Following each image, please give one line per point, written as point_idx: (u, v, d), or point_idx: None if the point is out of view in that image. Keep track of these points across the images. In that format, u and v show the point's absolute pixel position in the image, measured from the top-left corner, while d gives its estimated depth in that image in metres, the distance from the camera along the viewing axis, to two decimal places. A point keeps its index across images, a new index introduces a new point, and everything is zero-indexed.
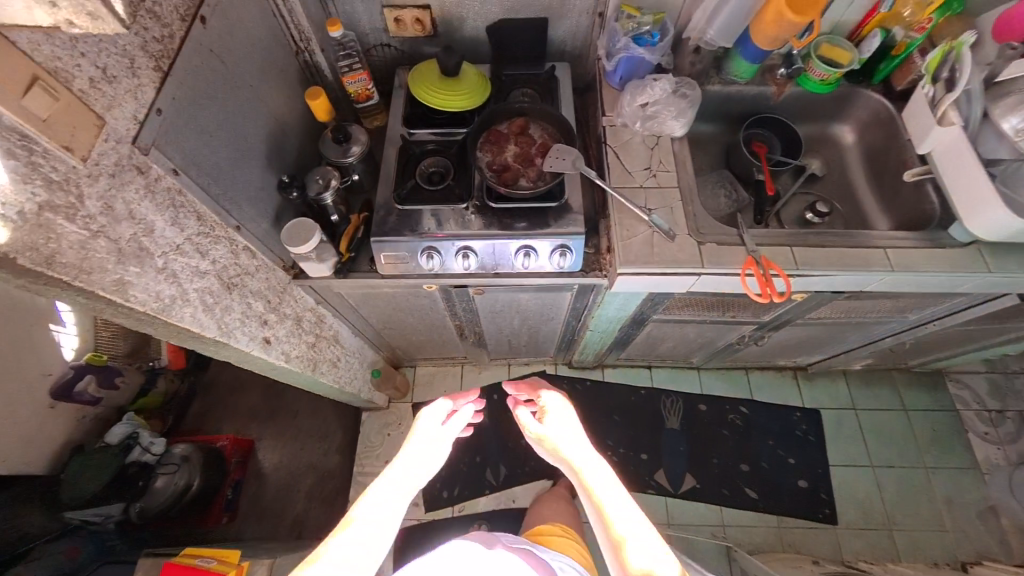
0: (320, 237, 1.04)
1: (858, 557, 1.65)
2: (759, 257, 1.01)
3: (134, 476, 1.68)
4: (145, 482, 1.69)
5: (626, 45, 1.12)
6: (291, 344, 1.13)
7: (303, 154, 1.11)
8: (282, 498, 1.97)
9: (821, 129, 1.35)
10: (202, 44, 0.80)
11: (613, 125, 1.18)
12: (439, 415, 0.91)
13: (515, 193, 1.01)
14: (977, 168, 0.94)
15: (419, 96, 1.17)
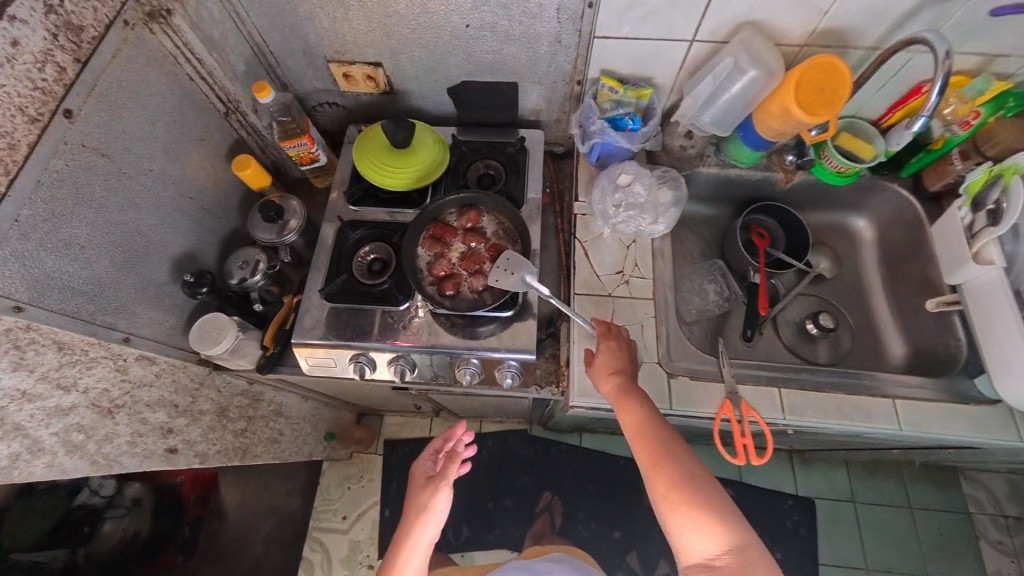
0: (236, 335, 0.93)
1: None
2: (738, 400, 0.85)
3: (78, 520, 1.50)
4: (90, 527, 1.51)
5: (601, 128, 0.97)
6: (208, 442, 1.02)
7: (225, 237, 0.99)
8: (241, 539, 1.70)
9: (835, 217, 1.17)
10: (67, 143, 0.68)
11: (584, 214, 1.03)
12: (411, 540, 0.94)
13: (453, 308, 0.87)
14: (1016, 324, 0.77)
15: (367, 172, 1.04)
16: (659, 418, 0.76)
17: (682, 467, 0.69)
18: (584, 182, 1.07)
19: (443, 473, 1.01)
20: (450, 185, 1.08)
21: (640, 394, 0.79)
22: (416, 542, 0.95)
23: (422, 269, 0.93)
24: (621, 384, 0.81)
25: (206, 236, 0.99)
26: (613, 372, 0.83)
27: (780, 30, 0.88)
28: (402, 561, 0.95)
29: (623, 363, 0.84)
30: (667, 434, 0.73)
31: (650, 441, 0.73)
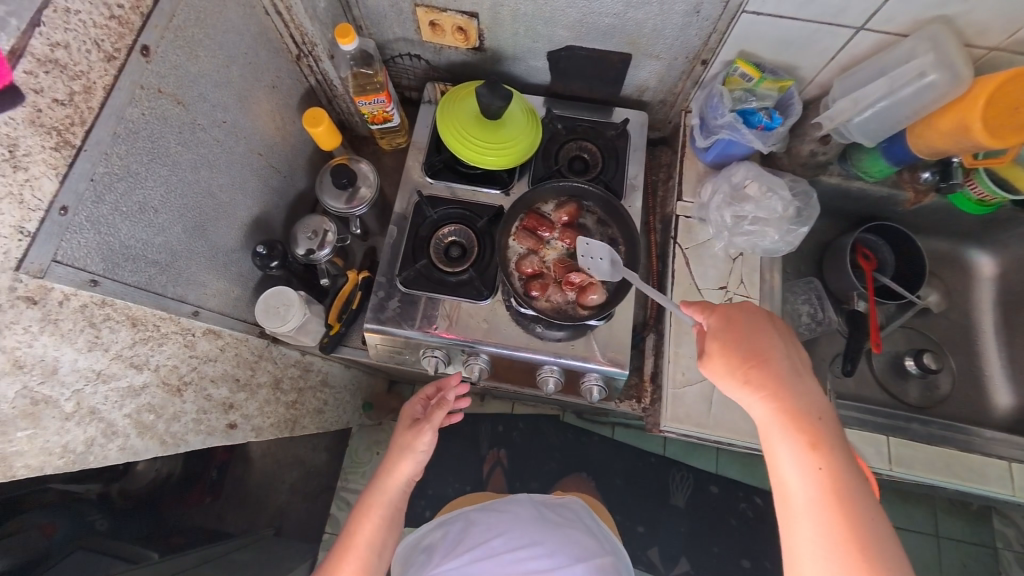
0: (304, 313, 0.86)
1: None
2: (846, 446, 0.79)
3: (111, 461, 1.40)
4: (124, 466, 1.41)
5: (730, 124, 0.85)
6: (264, 415, 0.97)
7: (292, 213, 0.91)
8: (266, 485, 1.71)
9: (951, 246, 1.07)
10: (143, 87, 0.57)
11: (687, 218, 0.94)
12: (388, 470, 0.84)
13: (538, 312, 0.78)
14: None
15: (451, 144, 0.92)
16: (828, 489, 0.51)
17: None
18: (690, 180, 0.96)
19: (428, 415, 0.87)
20: (540, 168, 0.97)
21: (797, 437, 0.54)
22: (394, 482, 0.84)
23: (510, 263, 0.84)
24: (773, 419, 0.56)
25: (271, 197, 0.89)
26: (750, 394, 0.58)
27: (980, 28, 0.73)
28: (377, 500, 0.83)
29: (770, 382, 0.57)
30: (835, 518, 0.50)
31: (795, 519, 0.52)
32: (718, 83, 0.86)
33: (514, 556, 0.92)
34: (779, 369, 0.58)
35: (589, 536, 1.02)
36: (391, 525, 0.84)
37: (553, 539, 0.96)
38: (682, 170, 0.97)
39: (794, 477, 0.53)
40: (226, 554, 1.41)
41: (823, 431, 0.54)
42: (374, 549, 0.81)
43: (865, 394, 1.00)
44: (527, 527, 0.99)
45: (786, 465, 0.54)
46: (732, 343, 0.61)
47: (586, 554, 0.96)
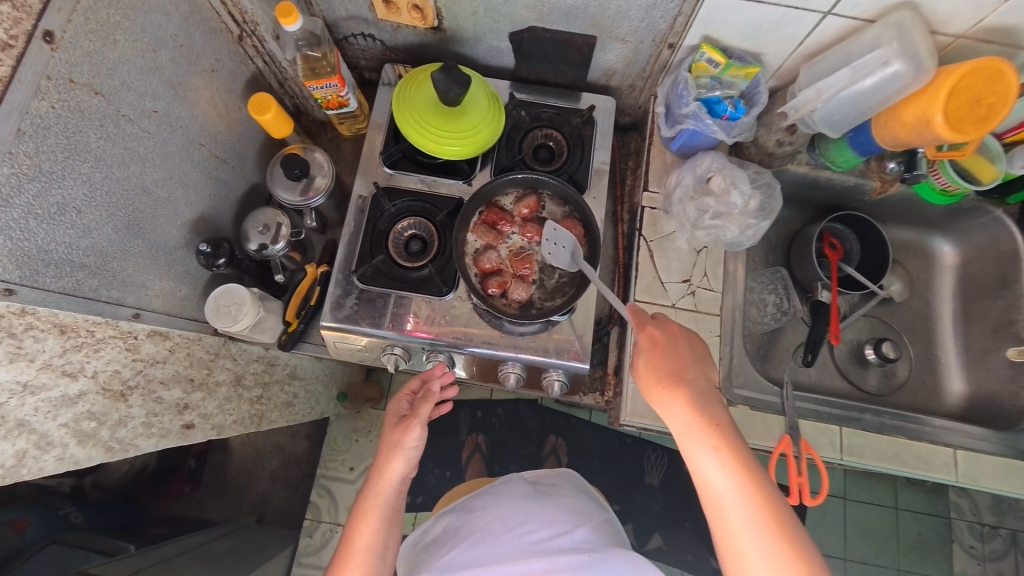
0: (257, 312, 0.83)
1: None
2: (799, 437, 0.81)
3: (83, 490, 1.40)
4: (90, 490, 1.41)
5: (694, 113, 0.83)
6: (225, 413, 0.96)
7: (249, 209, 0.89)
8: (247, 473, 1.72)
9: (914, 235, 1.08)
10: (50, 78, 0.52)
11: (652, 210, 0.92)
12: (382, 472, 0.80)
13: (492, 309, 0.76)
14: None
15: (409, 133, 0.88)
16: (742, 486, 0.56)
17: (769, 558, 0.53)
18: (656, 169, 0.93)
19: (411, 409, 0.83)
20: (503, 157, 0.94)
21: (711, 441, 0.59)
22: (387, 481, 0.79)
23: (467, 258, 0.82)
24: (696, 423, 0.60)
25: (216, 189, 0.86)
26: (672, 405, 0.63)
27: (946, 14, 0.71)
28: (372, 502, 0.79)
29: (688, 394, 0.62)
30: (749, 508, 0.55)
31: (722, 511, 0.57)
32: (684, 70, 0.83)
33: (514, 541, 0.83)
34: (692, 384, 0.64)
35: (589, 508, 0.94)
36: (392, 525, 0.80)
37: (548, 511, 0.89)
38: (648, 158, 0.94)
39: (714, 476, 0.58)
40: (203, 545, 1.39)
41: (731, 432, 0.60)
42: (376, 552, 0.77)
43: (826, 383, 1.01)
44: (519, 505, 0.90)
45: (706, 464, 0.59)
46: (650, 355, 0.67)
47: (586, 522, 0.88)
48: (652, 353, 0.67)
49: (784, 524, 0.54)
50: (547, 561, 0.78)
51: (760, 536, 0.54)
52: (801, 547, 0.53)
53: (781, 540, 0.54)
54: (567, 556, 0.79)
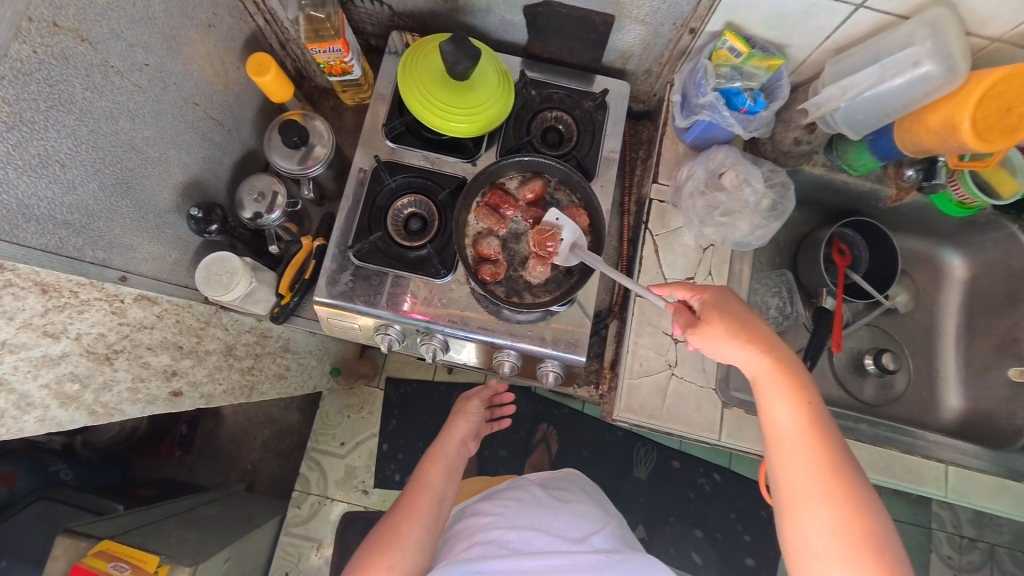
0: (249, 282, 0.81)
1: None
2: None
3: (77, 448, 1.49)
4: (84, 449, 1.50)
5: (710, 104, 0.79)
6: (214, 383, 0.95)
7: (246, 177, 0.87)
8: (238, 440, 1.74)
9: (925, 246, 1.06)
10: (32, 19, 0.49)
11: (661, 203, 0.89)
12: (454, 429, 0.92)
13: (489, 295, 0.74)
14: None
15: (414, 107, 0.85)
16: (811, 428, 0.56)
17: (835, 501, 0.52)
18: (667, 161, 0.90)
19: (469, 403, 0.97)
20: (510, 138, 0.91)
21: (785, 384, 0.58)
22: (453, 436, 0.90)
23: (466, 240, 0.79)
24: (774, 365, 0.59)
25: (210, 152, 0.83)
26: (743, 350, 0.61)
27: (984, 14, 0.67)
28: (439, 451, 0.87)
29: (764, 342, 0.61)
30: (818, 452, 0.55)
31: (788, 453, 0.56)
32: (704, 58, 0.80)
33: (534, 544, 0.79)
34: (767, 333, 0.62)
35: (598, 514, 0.91)
36: (453, 476, 0.86)
37: (562, 519, 0.86)
38: (660, 148, 0.91)
39: (783, 417, 0.57)
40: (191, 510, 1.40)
41: (806, 379, 0.59)
42: (437, 497, 0.81)
43: (823, 391, 1.00)
44: (535, 511, 0.86)
45: (777, 406, 0.58)
46: (719, 304, 0.65)
47: (599, 530, 0.86)
48: (723, 302, 0.65)
49: (850, 470, 0.54)
50: (568, 559, 0.77)
51: (824, 478, 0.53)
52: (864, 497, 0.52)
53: (848, 487, 0.52)
54: (587, 555, 0.78)
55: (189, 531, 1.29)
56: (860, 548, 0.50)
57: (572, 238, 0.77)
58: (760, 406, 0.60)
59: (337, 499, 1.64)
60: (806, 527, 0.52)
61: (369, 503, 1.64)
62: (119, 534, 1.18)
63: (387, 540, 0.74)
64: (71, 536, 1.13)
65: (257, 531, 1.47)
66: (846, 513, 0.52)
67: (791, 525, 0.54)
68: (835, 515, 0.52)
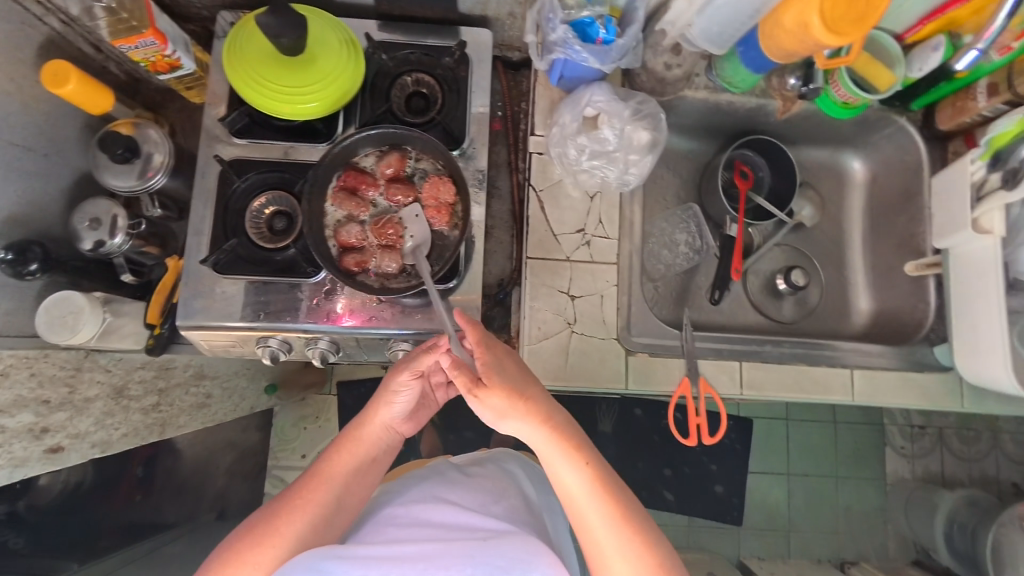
0: (101, 317, 0.75)
1: (753, 556, 1.64)
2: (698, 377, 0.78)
3: None
4: None
5: (564, 39, 0.73)
6: (106, 430, 0.88)
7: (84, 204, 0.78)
8: None
9: (825, 156, 1.04)
10: None
11: (540, 155, 0.84)
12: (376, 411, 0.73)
13: (354, 286, 0.68)
14: (997, 313, 0.74)
15: (248, 94, 0.76)
16: (596, 486, 0.59)
17: (632, 551, 0.58)
18: (542, 109, 0.85)
19: (399, 374, 0.72)
20: (369, 111, 0.83)
21: (568, 447, 0.61)
22: (368, 423, 0.72)
23: (327, 231, 0.73)
24: (554, 434, 0.60)
25: (28, 183, 0.74)
26: (523, 423, 0.60)
27: None
28: (347, 440, 0.71)
29: (539, 410, 0.61)
30: (603, 504, 0.59)
31: (580, 514, 0.60)
32: None
33: (414, 523, 0.61)
34: (543, 397, 0.62)
35: (517, 489, 0.72)
36: (360, 472, 0.70)
37: (462, 494, 0.66)
38: (534, 97, 0.85)
39: (570, 481, 0.60)
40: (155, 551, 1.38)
41: (580, 436, 0.62)
42: (328, 498, 0.66)
43: (739, 318, 1.00)
44: (434, 484, 0.68)
45: (564, 471, 0.60)
46: (486, 374, 0.61)
47: (508, 507, 0.66)
48: (491, 371, 0.61)
49: (634, 516, 0.60)
50: (438, 545, 0.56)
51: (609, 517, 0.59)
52: (650, 534, 0.60)
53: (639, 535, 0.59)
54: (462, 541, 0.56)
55: None
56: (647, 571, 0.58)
57: (418, 237, 0.73)
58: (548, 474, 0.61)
59: None
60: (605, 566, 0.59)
61: None
62: None
63: (257, 530, 0.62)
64: None
65: None
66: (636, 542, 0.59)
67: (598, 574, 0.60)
68: (629, 564, 0.58)
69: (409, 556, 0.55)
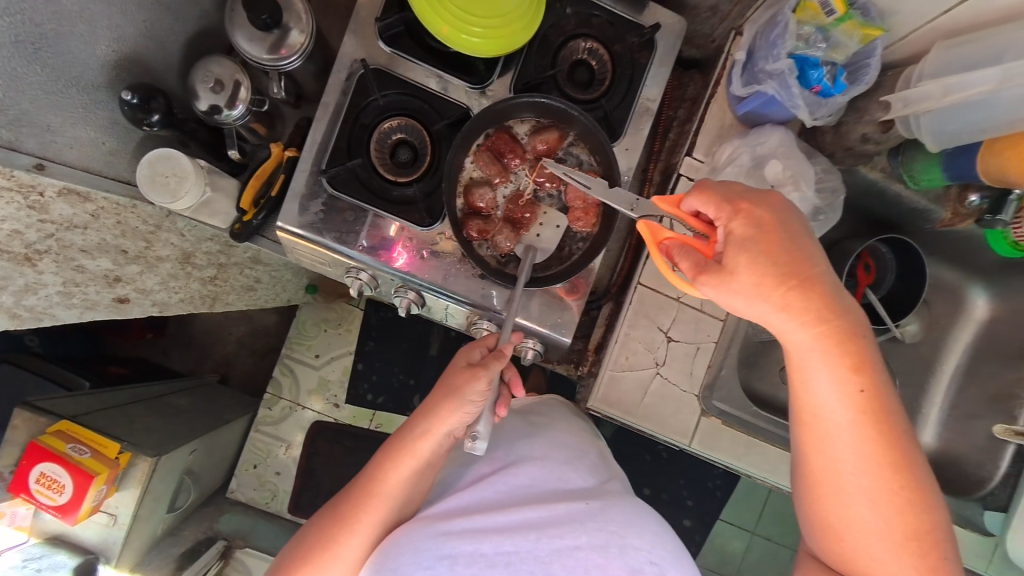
0: (204, 189, 0.70)
1: None
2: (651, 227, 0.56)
3: None
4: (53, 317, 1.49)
5: (779, 73, 0.64)
6: (168, 292, 0.88)
7: (205, 58, 0.70)
8: (214, 333, 1.75)
9: (958, 277, 0.97)
10: None
11: (689, 181, 0.78)
12: (434, 419, 0.63)
13: (471, 259, 0.65)
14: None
15: (417, 4, 0.67)
16: (895, 513, 0.49)
17: (918, 564, 0.49)
18: (708, 132, 0.77)
19: (470, 386, 0.62)
20: (531, 68, 0.74)
21: (838, 359, 0.47)
22: (430, 434, 0.63)
23: (458, 186, 0.68)
24: (867, 450, 0.48)
25: (154, 16, 0.66)
26: (857, 437, 0.48)
27: None
28: (407, 451, 0.64)
29: (881, 428, 0.48)
30: (901, 539, 0.49)
31: (847, 499, 0.50)
32: (788, 9, 0.62)
33: (507, 487, 0.65)
34: (823, 280, 0.47)
35: (585, 447, 0.78)
36: (425, 476, 0.66)
37: (538, 449, 0.71)
38: (703, 114, 0.77)
39: (870, 515, 0.49)
40: (161, 397, 1.44)
41: (868, 351, 0.47)
42: (399, 502, 0.63)
43: None
44: (507, 441, 0.74)
45: (822, 393, 0.48)
46: (760, 280, 0.47)
47: (590, 469, 0.72)
48: (825, 339, 0.47)
49: (928, 538, 0.49)
50: (545, 509, 0.60)
51: (874, 476, 0.48)
52: (943, 544, 0.49)
53: (925, 561, 0.49)
54: (564, 503, 0.61)
55: (152, 418, 1.31)
56: (917, 553, 0.49)
57: (552, 231, 0.68)
58: (820, 441, 0.50)
59: (309, 407, 1.66)
60: (870, 565, 0.50)
61: (340, 417, 1.67)
62: (82, 414, 1.18)
63: (314, 552, 0.61)
64: (31, 409, 1.11)
65: (226, 429, 1.49)
66: (884, 506, 0.49)
67: None
68: None
69: (524, 520, 0.59)
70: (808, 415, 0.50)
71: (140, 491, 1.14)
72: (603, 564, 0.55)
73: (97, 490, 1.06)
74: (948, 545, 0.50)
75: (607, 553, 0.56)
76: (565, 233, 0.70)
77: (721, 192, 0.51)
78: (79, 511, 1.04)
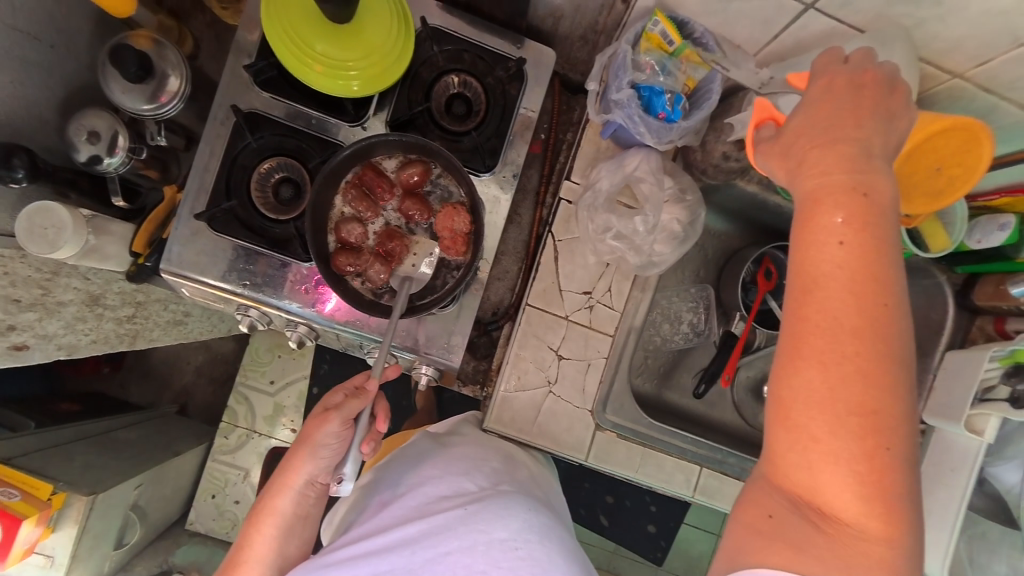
0: (85, 237, 0.72)
1: None
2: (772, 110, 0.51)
3: None
4: None
5: (621, 102, 0.68)
6: (75, 334, 0.89)
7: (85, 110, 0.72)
8: (170, 363, 1.76)
9: None
10: None
11: (569, 203, 0.81)
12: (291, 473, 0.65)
13: (343, 295, 0.66)
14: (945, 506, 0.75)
15: (282, 55, 0.69)
16: (852, 402, 0.37)
17: (867, 479, 0.37)
18: (585, 156, 0.81)
19: (318, 431, 0.63)
20: (404, 104, 0.77)
21: (845, 202, 0.39)
22: (288, 485, 0.65)
23: (328, 224, 0.70)
24: (843, 313, 0.38)
25: (28, 76, 0.69)
26: (838, 291, 0.38)
27: (944, 43, 0.55)
28: (268, 510, 0.65)
29: (868, 294, 0.38)
30: (855, 440, 0.37)
31: (800, 364, 0.39)
32: (626, 43, 0.66)
33: (400, 509, 0.66)
34: (873, 143, 0.41)
35: (489, 453, 0.75)
36: (297, 529, 0.67)
37: (432, 467, 0.71)
38: (580, 139, 0.81)
39: (820, 388, 0.38)
40: (108, 432, 1.44)
41: (886, 209, 0.39)
42: (272, 561, 0.65)
43: (716, 413, 0.98)
44: (408, 464, 0.75)
45: (819, 233, 0.39)
46: (818, 130, 0.43)
47: (488, 474, 0.70)
48: (841, 179, 0.40)
49: (887, 460, 0.37)
50: (423, 522, 0.61)
51: (843, 344, 0.38)
52: (903, 482, 0.38)
53: (877, 476, 0.37)
54: (441, 513, 0.62)
55: (97, 453, 1.32)
56: (872, 468, 0.37)
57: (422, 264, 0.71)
58: (800, 287, 0.40)
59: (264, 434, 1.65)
60: (808, 464, 0.38)
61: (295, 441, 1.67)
62: (19, 455, 1.18)
63: None
64: None
65: (176, 460, 1.47)
66: (845, 418, 0.37)
67: (790, 486, 0.40)
68: (841, 497, 0.37)
69: (403, 537, 0.60)
70: (799, 260, 0.40)
71: (78, 528, 1.14)
72: (470, 564, 0.55)
73: (26, 532, 1.03)
74: (906, 493, 0.38)
75: (473, 553, 0.56)
76: (438, 262, 0.72)
77: (827, 65, 0.46)
78: (9, 555, 1.02)
